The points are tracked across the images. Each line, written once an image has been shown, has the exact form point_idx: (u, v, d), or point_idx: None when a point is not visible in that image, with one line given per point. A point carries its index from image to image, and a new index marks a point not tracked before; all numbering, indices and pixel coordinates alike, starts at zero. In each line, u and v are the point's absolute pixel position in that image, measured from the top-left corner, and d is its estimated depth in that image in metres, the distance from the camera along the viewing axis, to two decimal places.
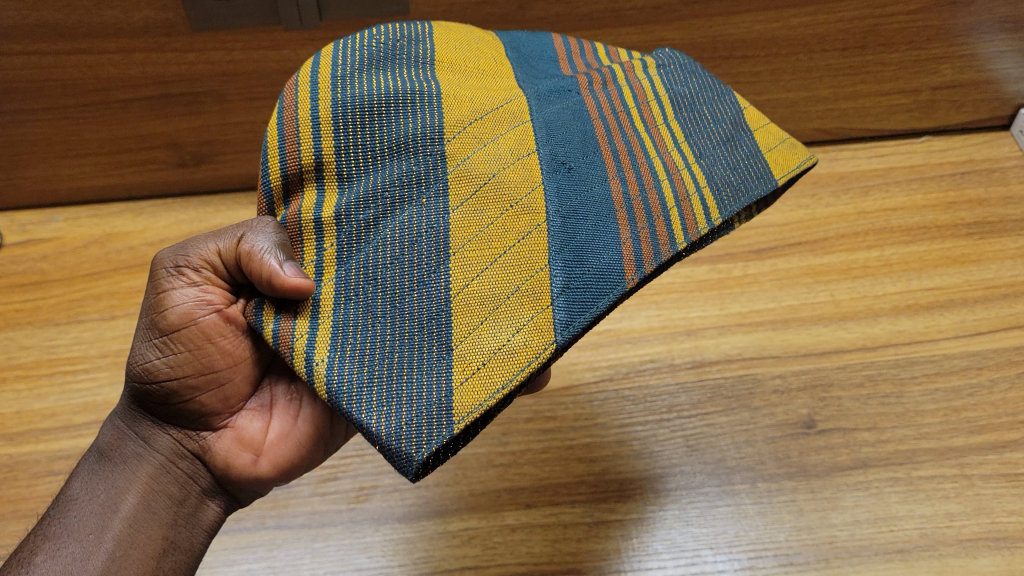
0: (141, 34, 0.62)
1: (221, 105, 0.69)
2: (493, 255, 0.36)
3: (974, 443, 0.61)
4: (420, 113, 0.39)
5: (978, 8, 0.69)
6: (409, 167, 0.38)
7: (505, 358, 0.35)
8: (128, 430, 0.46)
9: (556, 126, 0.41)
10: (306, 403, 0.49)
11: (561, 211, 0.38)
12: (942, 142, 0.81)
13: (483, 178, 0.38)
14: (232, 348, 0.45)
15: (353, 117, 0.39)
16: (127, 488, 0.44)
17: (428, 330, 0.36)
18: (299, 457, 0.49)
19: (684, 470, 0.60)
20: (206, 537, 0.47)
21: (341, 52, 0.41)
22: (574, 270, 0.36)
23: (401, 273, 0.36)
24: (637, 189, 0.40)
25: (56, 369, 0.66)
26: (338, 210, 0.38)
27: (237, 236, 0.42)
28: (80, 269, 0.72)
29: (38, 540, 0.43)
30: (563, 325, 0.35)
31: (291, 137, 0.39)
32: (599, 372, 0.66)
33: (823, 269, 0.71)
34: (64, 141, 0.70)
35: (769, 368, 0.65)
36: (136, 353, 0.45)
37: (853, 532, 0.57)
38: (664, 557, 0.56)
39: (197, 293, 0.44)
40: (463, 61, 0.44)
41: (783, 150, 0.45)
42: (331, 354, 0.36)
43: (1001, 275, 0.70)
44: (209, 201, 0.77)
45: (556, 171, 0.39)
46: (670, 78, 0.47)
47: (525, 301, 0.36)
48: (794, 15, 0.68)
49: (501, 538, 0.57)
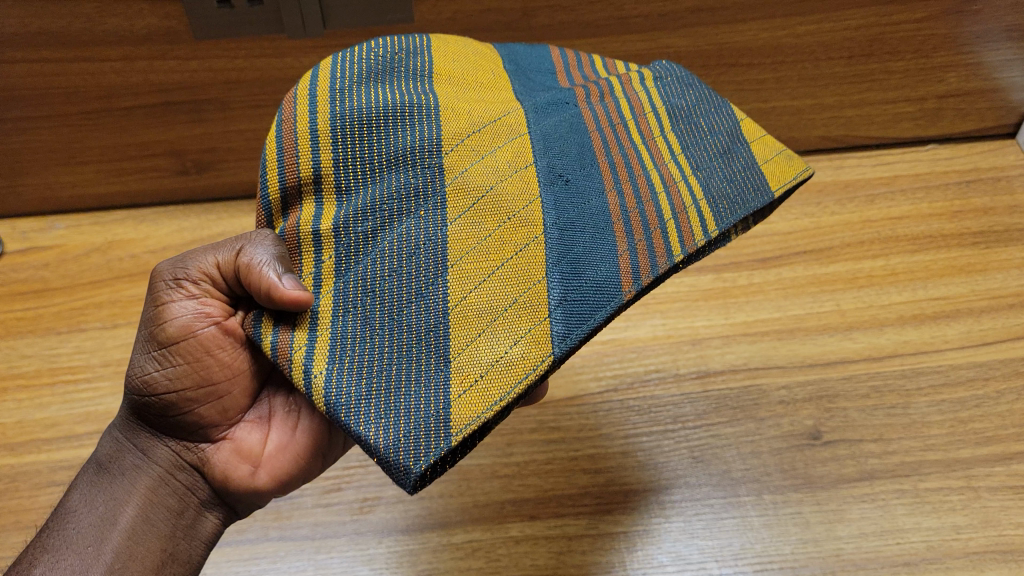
0: (144, 42, 0.62)
1: (224, 113, 0.69)
2: (491, 268, 0.36)
3: (981, 455, 0.60)
4: (418, 125, 0.38)
5: (985, 17, 0.69)
6: (407, 180, 0.37)
7: (503, 371, 0.34)
8: (126, 442, 0.46)
9: (554, 137, 0.41)
10: (305, 414, 0.48)
11: (559, 223, 0.37)
12: (947, 150, 0.80)
13: (480, 191, 0.37)
14: (232, 360, 0.45)
15: (351, 129, 0.38)
16: (125, 499, 0.44)
17: (426, 342, 0.35)
18: (298, 469, 0.48)
19: (689, 481, 0.60)
20: (204, 549, 0.47)
21: (339, 66, 0.41)
22: (571, 283, 0.36)
23: (399, 286, 0.36)
24: (634, 200, 0.40)
25: (58, 378, 0.65)
26: (336, 223, 0.38)
27: (235, 249, 0.41)
28: (81, 277, 0.72)
29: (37, 552, 0.42)
30: (560, 337, 0.35)
31: (289, 150, 0.38)
32: (603, 383, 0.66)
33: (828, 279, 0.71)
34: (66, 148, 0.70)
35: (774, 378, 0.65)
36: (134, 364, 0.44)
37: (860, 544, 0.56)
38: (670, 568, 0.56)
39: (195, 306, 0.43)
40: (462, 73, 0.43)
41: (783, 160, 0.45)
42: (328, 367, 0.35)
43: (1007, 285, 0.70)
44: (211, 208, 0.77)
45: (553, 183, 0.39)
46: (666, 91, 0.47)
47: (523, 314, 0.35)
48: (801, 23, 0.68)
49: (505, 550, 0.57)
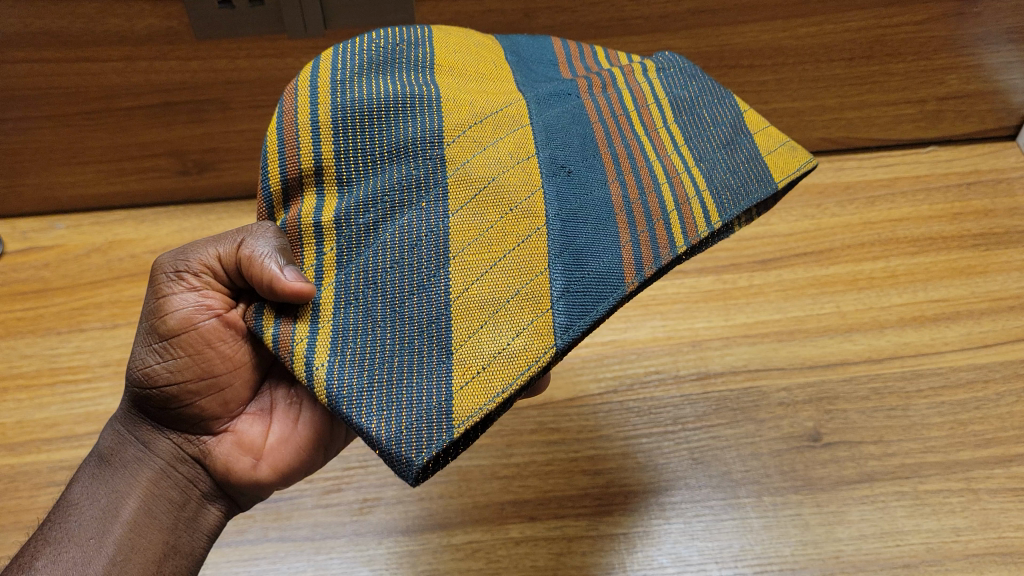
0: (145, 42, 0.62)
1: (224, 114, 0.69)
2: (493, 260, 0.36)
3: (980, 457, 0.60)
4: (419, 117, 0.38)
5: (986, 19, 0.69)
6: (409, 171, 0.37)
7: (505, 362, 0.34)
8: (128, 435, 0.46)
9: (556, 129, 0.41)
10: (306, 406, 0.47)
11: (561, 215, 0.37)
12: (947, 152, 0.80)
13: (482, 182, 0.37)
14: (233, 352, 0.44)
15: (353, 121, 0.38)
16: (127, 493, 0.44)
17: (428, 334, 0.35)
18: (300, 460, 0.48)
19: (689, 483, 0.60)
20: (207, 541, 0.47)
21: (340, 57, 0.41)
22: (573, 274, 0.36)
23: (400, 278, 0.36)
24: (637, 192, 0.40)
25: (58, 378, 0.65)
26: (338, 214, 0.37)
27: (237, 241, 0.41)
28: (81, 277, 0.72)
29: (39, 544, 0.43)
30: (562, 328, 0.35)
31: (290, 141, 0.38)
32: (603, 384, 0.66)
33: (828, 281, 0.71)
34: (66, 148, 0.70)
35: (774, 380, 0.65)
36: (136, 357, 0.44)
37: (859, 546, 0.56)
38: (669, 570, 0.56)
39: (197, 297, 0.44)
40: (463, 65, 0.43)
41: (785, 152, 0.45)
42: (330, 359, 0.35)
43: (1008, 287, 0.70)
44: (211, 208, 0.77)
45: (555, 174, 0.39)
46: (669, 82, 0.47)
47: (525, 305, 0.35)
48: (802, 25, 0.68)
49: (505, 551, 0.57)
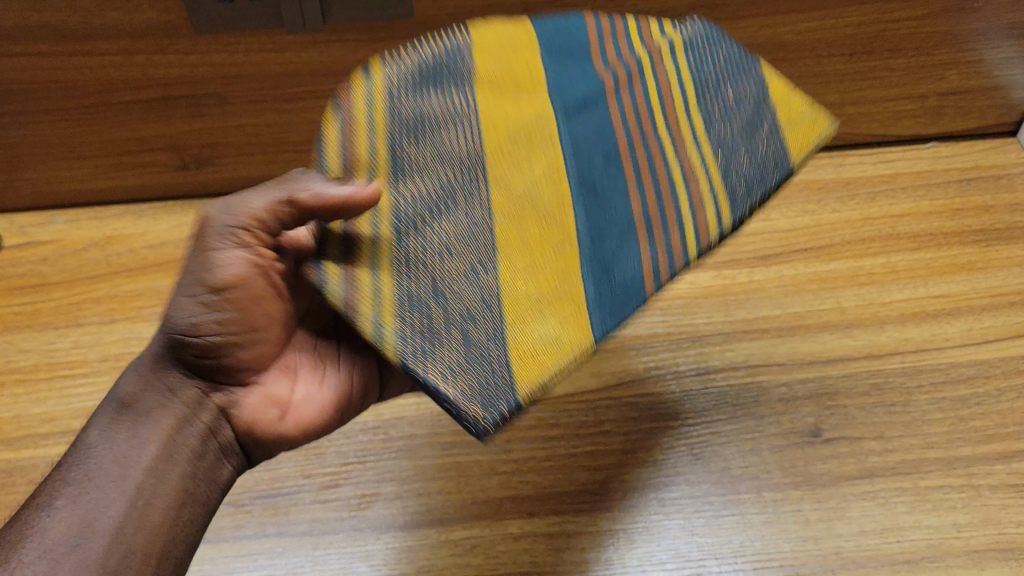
0: (143, 37, 0.62)
1: (223, 108, 0.68)
2: (532, 262, 0.42)
3: (981, 453, 0.60)
4: (465, 124, 0.43)
5: (987, 14, 0.69)
6: (457, 181, 0.42)
7: (548, 350, 0.40)
8: (152, 381, 0.45)
9: (584, 145, 0.44)
10: (330, 368, 0.52)
11: (590, 232, 0.43)
12: (948, 148, 0.80)
13: (522, 198, 0.43)
14: (275, 308, 0.47)
15: (405, 128, 0.43)
16: (150, 437, 0.44)
17: (479, 322, 0.40)
18: (321, 422, 0.51)
19: (689, 478, 0.60)
20: (219, 494, 0.47)
21: (389, 63, 0.44)
22: (602, 284, 0.42)
23: (453, 268, 0.41)
24: (654, 201, 0.44)
25: (55, 373, 0.65)
26: (394, 219, 0.41)
27: (287, 197, 0.42)
28: (79, 271, 0.71)
29: (57, 483, 0.42)
30: (596, 326, 0.41)
31: (348, 145, 0.42)
32: (603, 379, 0.65)
33: (829, 276, 0.71)
34: (64, 142, 0.70)
35: (774, 375, 0.65)
36: (175, 305, 0.44)
37: (860, 542, 0.56)
38: (669, 566, 0.56)
39: (247, 252, 0.44)
40: (505, 64, 0.44)
41: (807, 120, 0.48)
42: (397, 322, 0.39)
43: (1009, 283, 0.69)
44: (209, 203, 0.76)
45: (584, 193, 0.43)
46: (697, 60, 0.48)
47: (563, 304, 0.41)
48: (803, 19, 0.68)
49: (504, 547, 0.57)
